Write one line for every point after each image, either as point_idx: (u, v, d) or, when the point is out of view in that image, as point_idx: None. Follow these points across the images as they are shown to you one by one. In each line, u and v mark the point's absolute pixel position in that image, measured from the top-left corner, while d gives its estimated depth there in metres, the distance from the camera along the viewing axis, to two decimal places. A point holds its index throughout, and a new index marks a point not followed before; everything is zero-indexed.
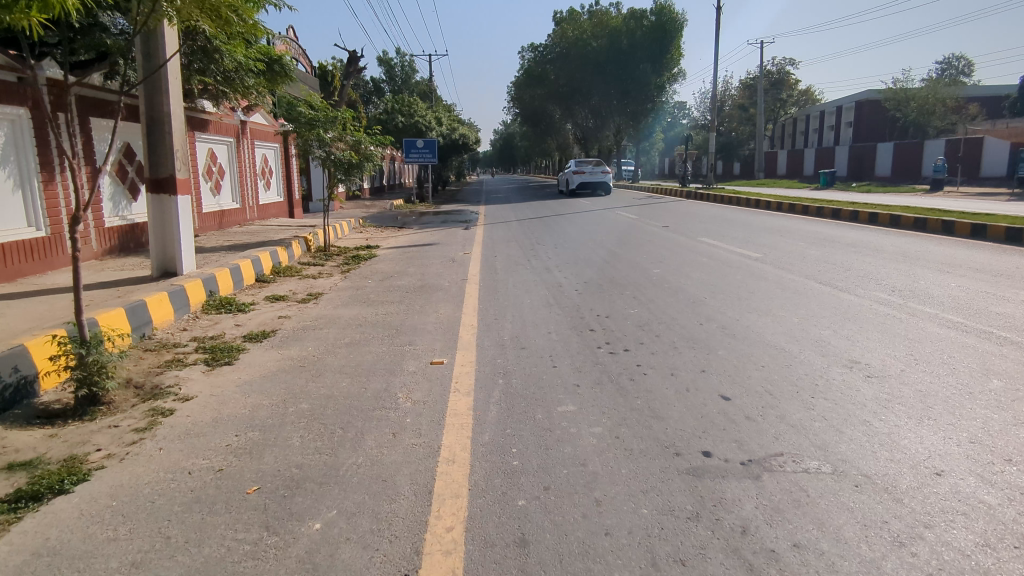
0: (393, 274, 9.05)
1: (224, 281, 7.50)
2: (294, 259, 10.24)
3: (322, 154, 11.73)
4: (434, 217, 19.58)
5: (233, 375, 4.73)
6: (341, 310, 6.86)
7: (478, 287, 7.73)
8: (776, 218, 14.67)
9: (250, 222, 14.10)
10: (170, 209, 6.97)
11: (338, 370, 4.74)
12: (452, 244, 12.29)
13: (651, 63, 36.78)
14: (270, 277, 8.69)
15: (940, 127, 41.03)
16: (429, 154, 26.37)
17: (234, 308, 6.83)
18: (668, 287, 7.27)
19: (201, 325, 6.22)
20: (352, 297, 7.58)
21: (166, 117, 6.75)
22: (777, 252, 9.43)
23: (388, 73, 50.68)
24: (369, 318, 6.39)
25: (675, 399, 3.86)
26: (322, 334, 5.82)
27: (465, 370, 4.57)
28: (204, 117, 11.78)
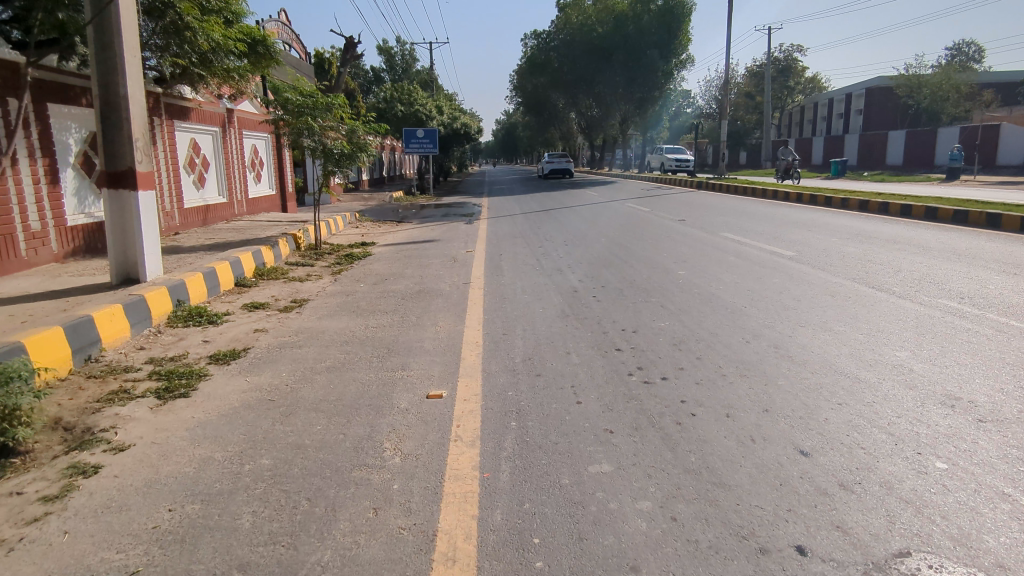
0: (388, 277, 8.18)
1: (197, 288, 6.65)
2: (281, 260, 9.38)
3: (313, 144, 10.77)
4: (435, 210, 18.69)
5: (186, 412, 3.89)
6: (327, 321, 5.99)
7: (483, 293, 6.87)
8: (801, 211, 13.73)
9: (239, 217, 13.23)
10: (130, 207, 6.09)
11: (313, 405, 3.89)
12: (454, 240, 11.41)
13: (658, 49, 35.59)
14: (251, 281, 7.84)
15: (954, 114, 39.85)
16: (429, 145, 25.48)
17: (203, 320, 5.98)
18: (699, 293, 6.40)
19: (163, 342, 5.37)
20: (341, 305, 6.73)
21: (123, 102, 5.87)
22: (812, 251, 8.53)
23: (387, 62, 49.66)
24: (358, 333, 5.52)
25: (740, 456, 3.00)
26: (300, 355, 4.97)
27: (469, 409, 3.71)
28: (184, 104, 10.89)
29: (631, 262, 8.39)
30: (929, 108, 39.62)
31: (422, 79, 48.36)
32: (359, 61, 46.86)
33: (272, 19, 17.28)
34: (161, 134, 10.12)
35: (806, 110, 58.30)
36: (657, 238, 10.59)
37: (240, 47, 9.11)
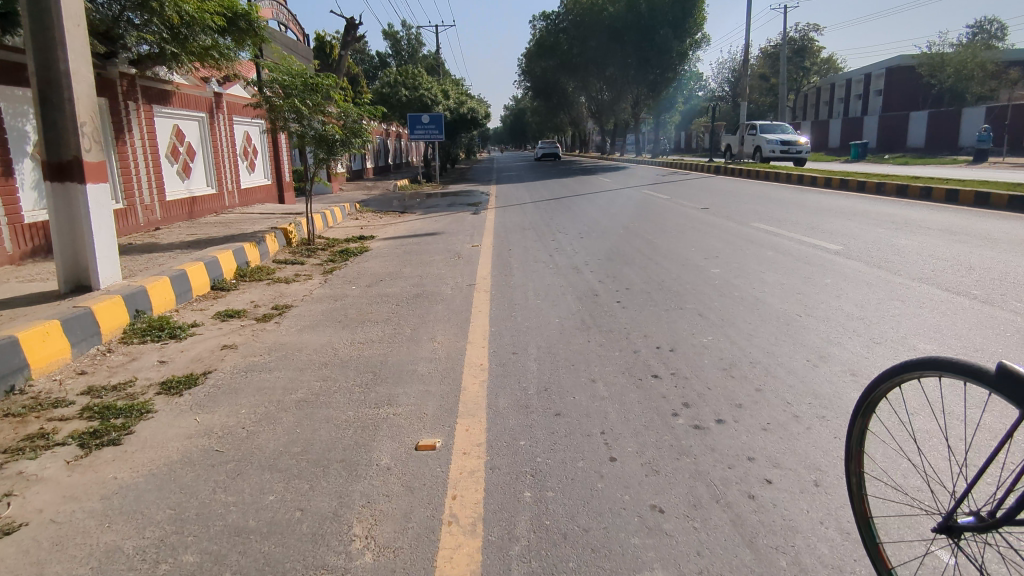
0: (384, 277, 7.32)
1: (163, 294, 5.83)
2: (268, 257, 8.55)
3: (300, 130, 9.83)
4: (441, 200, 17.77)
5: (110, 468, 3.05)
6: (308, 335, 5.15)
7: (490, 298, 6.00)
8: (833, 197, 12.73)
9: (230, 209, 12.40)
10: (77, 204, 5.23)
11: (269, 460, 3.04)
12: (459, 234, 10.51)
13: (671, 28, 34.28)
14: (230, 283, 7.01)
15: (979, 94, 38.23)
16: (435, 131, 24.56)
17: (165, 334, 5.16)
18: (740, 297, 5.51)
19: (111, 363, 4.55)
20: (327, 312, 5.89)
21: (64, 81, 5.01)
22: (861, 243, 7.57)
23: (393, 46, 48.60)
24: (341, 351, 4.68)
25: (850, 558, 2.12)
26: (268, 382, 4.12)
27: (469, 468, 2.83)
28: (165, 87, 10.05)
29: (655, 258, 7.49)
30: (953, 87, 38.01)
31: (428, 64, 47.21)
32: (364, 47, 45.91)
33: None
34: (137, 119, 9.29)
35: (822, 92, 56.66)
36: (681, 229, 9.66)
37: (217, 22, 8.20)
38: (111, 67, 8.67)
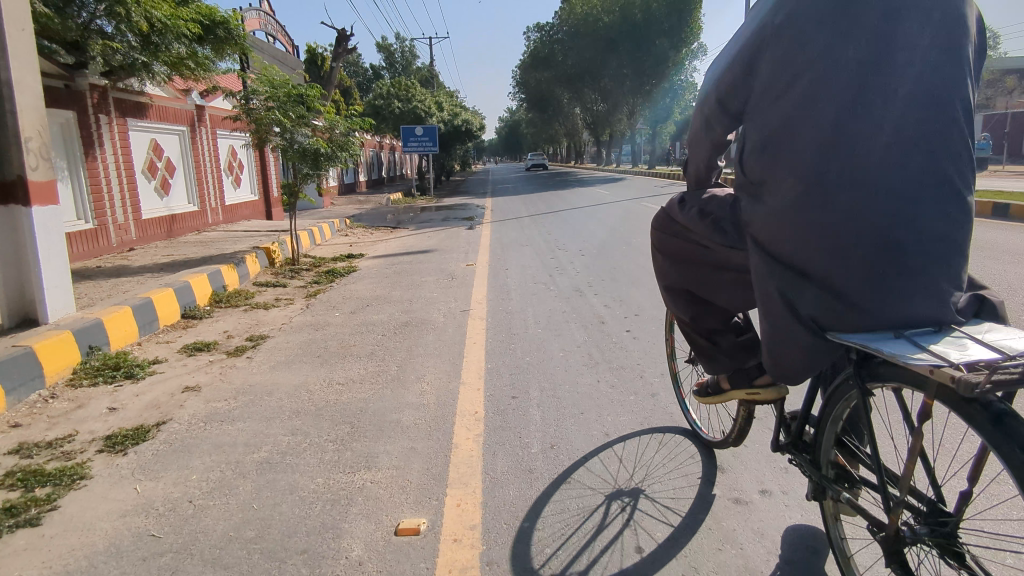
0: (371, 301, 6.77)
1: (123, 326, 5.26)
2: (248, 279, 7.99)
3: (283, 143, 9.34)
4: (435, 214, 17.25)
5: (18, 562, 2.46)
6: (281, 374, 4.58)
7: (485, 327, 5.45)
8: None
9: (213, 226, 11.84)
10: (21, 231, 4.67)
11: (214, 551, 2.46)
12: (453, 251, 9.98)
13: (668, 38, 34.06)
14: (204, 310, 6.44)
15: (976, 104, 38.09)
16: (430, 143, 24.12)
17: (121, 374, 4.59)
18: None
19: (53, 412, 3.98)
20: (306, 344, 5.33)
21: (6, 91, 4.47)
22: None
23: (387, 59, 48.32)
24: (317, 394, 4.11)
25: None
26: (228, 436, 3.54)
27: (461, 564, 2.27)
28: (141, 100, 9.55)
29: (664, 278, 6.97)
30: None
31: (422, 76, 46.85)
32: (357, 59, 45.58)
33: (253, 8, 15.87)
34: (109, 134, 8.75)
35: None
36: None
37: (191, 29, 7.71)
38: (81, 78, 8.15)
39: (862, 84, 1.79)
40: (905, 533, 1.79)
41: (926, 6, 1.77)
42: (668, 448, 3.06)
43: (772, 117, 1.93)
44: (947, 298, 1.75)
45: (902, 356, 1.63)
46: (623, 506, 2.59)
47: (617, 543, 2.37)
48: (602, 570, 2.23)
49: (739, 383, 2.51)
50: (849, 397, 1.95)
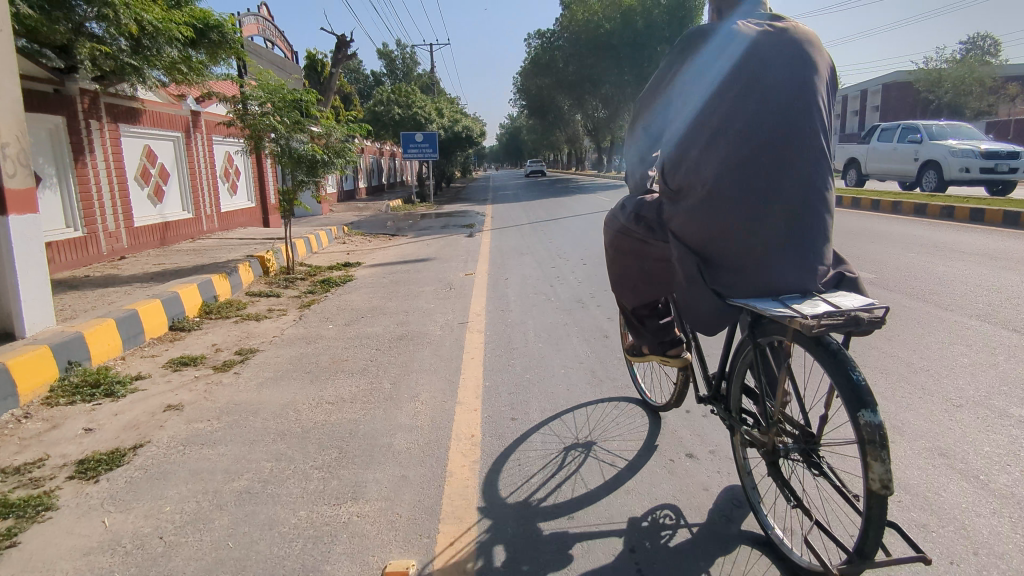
0: (366, 312, 6.57)
1: (107, 339, 5.06)
2: (241, 289, 7.78)
3: (277, 148, 9.18)
4: (435, 221, 17.08)
5: None
6: (269, 391, 4.36)
7: (484, 340, 5.24)
8: (848, 218, 12.11)
9: (208, 233, 11.66)
10: None
11: None
12: (452, 260, 9.78)
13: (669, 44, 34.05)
14: (193, 322, 6.24)
15: (977, 110, 37.96)
16: (430, 149, 23.96)
17: (101, 391, 4.37)
18: None
19: (25, 433, 3.76)
20: (297, 359, 5.11)
21: None
22: (894, 271, 6.88)
23: (388, 66, 48.30)
24: (305, 414, 3.89)
25: None
26: (208, 462, 3.32)
27: None
28: (134, 105, 9.38)
29: None
30: (952, 103, 37.68)
31: (422, 83, 46.79)
32: (357, 65, 45.52)
33: (251, 14, 15.72)
34: (101, 140, 8.58)
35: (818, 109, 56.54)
36: None
37: (183, 32, 7.55)
38: (72, 82, 8.00)
39: (749, 110, 2.30)
40: (783, 450, 2.29)
41: (795, 58, 2.33)
42: (622, 413, 3.63)
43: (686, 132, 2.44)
44: (809, 277, 2.28)
45: (770, 310, 2.11)
46: (578, 453, 3.16)
47: (568, 473, 2.97)
48: (556, 498, 2.78)
49: (657, 350, 3.14)
50: (747, 351, 2.43)
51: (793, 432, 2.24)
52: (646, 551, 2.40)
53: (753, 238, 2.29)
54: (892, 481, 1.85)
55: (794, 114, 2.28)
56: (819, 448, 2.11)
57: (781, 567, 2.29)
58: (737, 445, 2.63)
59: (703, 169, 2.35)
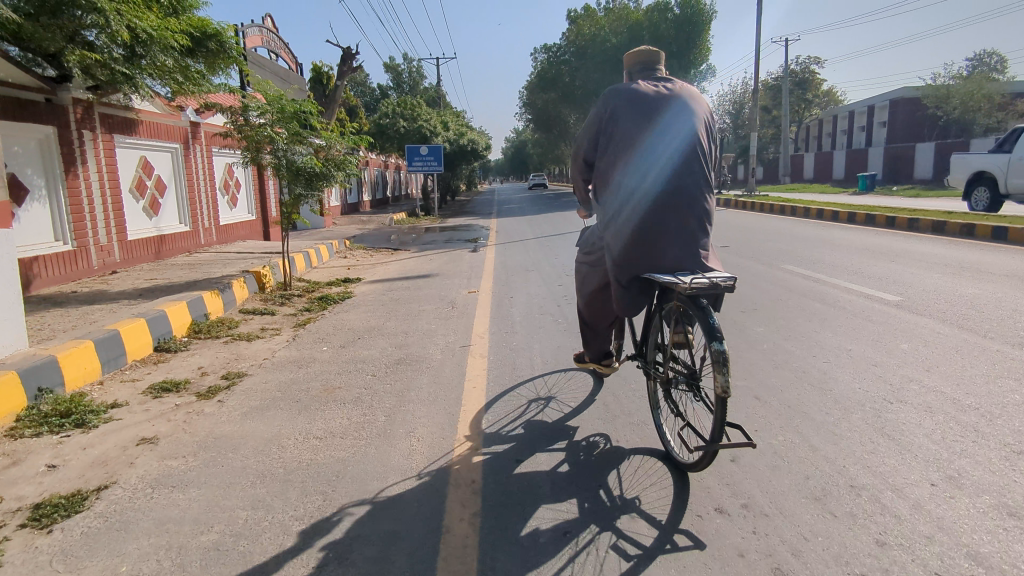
0: (363, 333, 6.22)
1: (84, 362, 4.73)
2: (234, 307, 7.46)
3: (276, 161, 8.86)
4: (439, 235, 16.78)
5: None
6: (253, 424, 4.00)
7: (487, 367, 4.89)
8: (863, 235, 11.77)
9: (206, 246, 11.38)
10: None
11: None
12: (455, 276, 9.46)
13: (676, 59, 34.39)
14: (180, 342, 5.90)
15: (986, 126, 37.65)
16: (435, 162, 23.75)
17: (71, 422, 4.02)
18: (800, 369, 4.41)
19: None
20: (286, 386, 4.76)
21: None
22: (921, 293, 6.51)
23: (395, 80, 48.38)
24: (291, 452, 3.53)
25: None
26: (176, 511, 2.95)
27: None
28: (129, 115, 9.12)
29: None
30: (960, 119, 37.36)
31: (428, 96, 46.77)
32: (363, 79, 45.56)
33: (255, 25, 15.56)
34: (94, 151, 8.31)
35: (824, 125, 56.40)
36: None
37: (179, 40, 7.30)
38: (63, 91, 7.72)
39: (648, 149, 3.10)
40: (676, 380, 3.07)
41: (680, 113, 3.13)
42: (575, 379, 4.49)
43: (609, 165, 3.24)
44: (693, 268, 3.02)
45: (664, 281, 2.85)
46: (539, 404, 4.04)
47: (527, 416, 3.83)
48: (518, 430, 3.64)
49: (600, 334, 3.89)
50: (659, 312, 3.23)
51: (682, 368, 3.02)
52: (578, 460, 3.23)
53: (675, 239, 3.02)
54: (729, 389, 2.62)
55: (690, 144, 3.07)
56: (697, 378, 2.88)
57: (674, 471, 3.06)
58: (651, 384, 3.41)
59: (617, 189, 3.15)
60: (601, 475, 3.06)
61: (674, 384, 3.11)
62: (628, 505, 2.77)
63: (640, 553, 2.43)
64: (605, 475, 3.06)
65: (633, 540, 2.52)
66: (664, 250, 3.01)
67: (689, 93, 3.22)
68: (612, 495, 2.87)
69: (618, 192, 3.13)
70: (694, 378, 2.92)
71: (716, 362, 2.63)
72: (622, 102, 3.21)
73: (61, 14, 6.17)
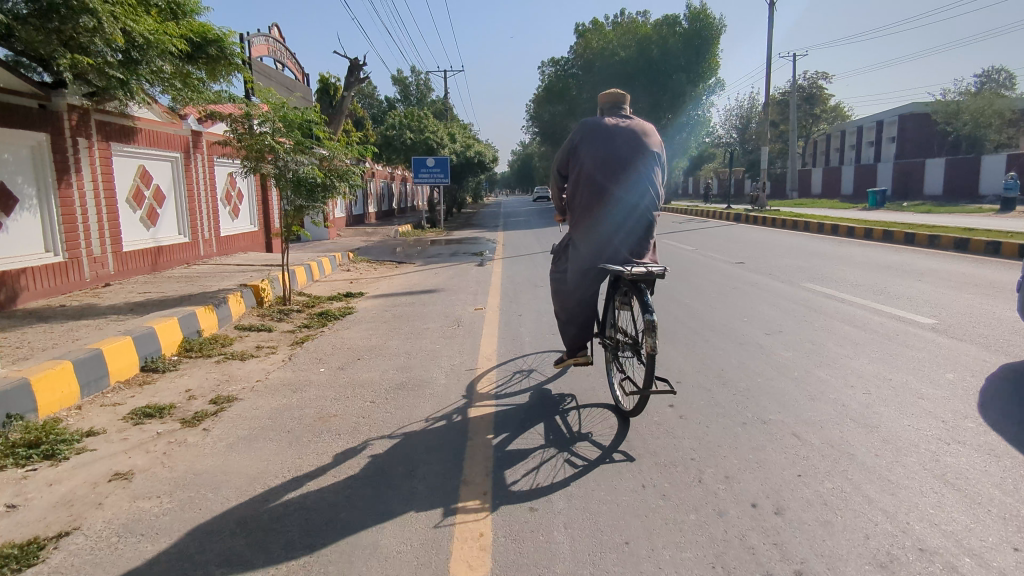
0: (364, 353, 5.87)
1: (62, 384, 4.40)
2: (229, 322, 7.11)
3: (276, 170, 8.58)
4: (444, 248, 16.45)
5: None
6: (238, 458, 3.63)
7: (496, 394, 4.51)
8: (883, 252, 11.38)
9: (206, 258, 11.07)
10: None
11: None
12: (461, 292, 9.11)
13: (685, 72, 34.70)
14: (169, 362, 5.55)
15: (996, 142, 37.26)
16: (441, 175, 23.54)
17: (41, 453, 3.67)
18: (839, 401, 4.02)
19: None
20: (278, 413, 4.39)
21: None
22: (956, 316, 6.12)
23: (402, 92, 48.49)
24: (277, 494, 3.15)
25: None
26: (140, 567, 2.57)
27: None
28: (127, 123, 8.86)
29: (700, 332, 6.01)
30: (970, 136, 37.00)
31: (435, 109, 46.79)
32: (370, 91, 45.65)
33: (261, 34, 15.40)
34: (89, 159, 8.04)
35: (831, 140, 56.10)
36: (722, 291, 8.23)
37: (178, 46, 7.04)
38: (58, 97, 7.46)
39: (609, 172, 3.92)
40: (624, 346, 3.89)
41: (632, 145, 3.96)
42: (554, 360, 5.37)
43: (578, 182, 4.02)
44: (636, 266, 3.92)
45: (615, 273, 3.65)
46: (522, 375, 4.93)
47: (513, 384, 4.70)
48: (505, 394, 4.50)
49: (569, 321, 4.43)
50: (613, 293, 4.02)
51: (629, 337, 3.82)
52: (545, 411, 4.10)
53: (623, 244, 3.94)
54: (656, 348, 3.38)
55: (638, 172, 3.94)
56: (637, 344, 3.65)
57: (620, 419, 3.89)
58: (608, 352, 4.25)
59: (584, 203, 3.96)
60: (559, 417, 3.98)
61: (621, 350, 3.91)
62: (582, 438, 3.64)
63: (584, 465, 3.28)
64: (566, 419, 3.94)
65: (581, 455, 3.40)
66: (625, 257, 3.93)
67: (639, 130, 4.04)
68: (569, 430, 3.77)
69: (587, 205, 3.95)
70: (636, 344, 3.72)
71: (647, 328, 3.41)
72: (597, 132, 3.98)
73: (58, 19, 5.91)
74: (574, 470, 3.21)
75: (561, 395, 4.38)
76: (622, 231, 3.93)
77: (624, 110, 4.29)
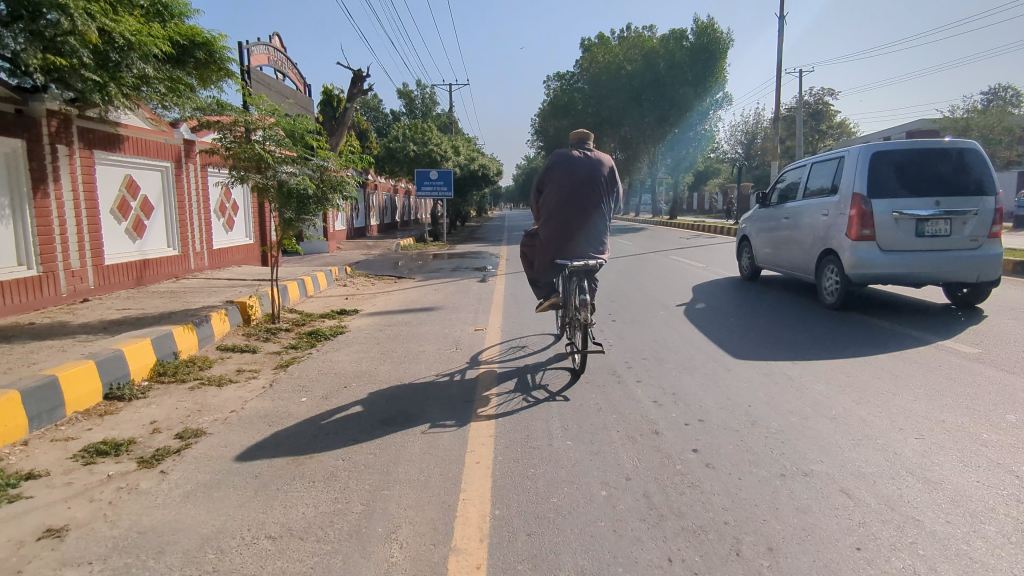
0: (351, 381, 5.35)
1: (6, 417, 3.91)
2: (210, 343, 6.62)
3: (264, 181, 8.09)
4: (446, 263, 15.95)
5: None
6: (193, 511, 3.11)
7: (495, 432, 3.99)
8: None
9: (197, 272, 10.64)
10: None
11: None
12: (461, 310, 8.61)
13: (691, 86, 33.88)
14: (136, 389, 5.05)
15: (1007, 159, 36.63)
16: (444, 188, 23.12)
17: None
18: (889, 448, 3.49)
19: None
20: (247, 453, 3.87)
21: None
22: (1001, 345, 5.59)
23: (408, 106, 48.53)
24: (232, 561, 2.65)
25: None
26: None
27: None
28: (112, 131, 8.44)
29: (721, 360, 5.48)
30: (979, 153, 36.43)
31: (439, 122, 46.58)
32: (375, 104, 45.54)
33: (263, 44, 15.10)
34: (69, 168, 7.62)
35: None
36: (739, 313, 7.71)
37: (162, 47, 6.63)
38: (36, 102, 7.05)
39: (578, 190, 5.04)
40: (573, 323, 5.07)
41: (595, 170, 5.11)
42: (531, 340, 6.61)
43: (553, 196, 5.10)
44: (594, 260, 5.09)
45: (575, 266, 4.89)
46: (506, 349, 6.14)
47: (496, 357, 5.88)
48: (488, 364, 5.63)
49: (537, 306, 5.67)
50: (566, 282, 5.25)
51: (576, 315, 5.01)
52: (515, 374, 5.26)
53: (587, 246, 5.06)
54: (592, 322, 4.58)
55: (599, 190, 5.08)
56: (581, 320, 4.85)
57: (570, 378, 5.07)
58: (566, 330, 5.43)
59: (558, 211, 5.06)
60: (527, 376, 5.19)
61: (572, 325, 5.14)
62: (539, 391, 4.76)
63: (528, 405, 4.44)
64: (529, 380, 5.09)
65: (535, 396, 4.65)
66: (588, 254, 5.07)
67: (600, 159, 5.19)
68: (530, 386, 4.91)
69: (560, 213, 5.05)
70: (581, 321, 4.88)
71: None
72: (569, 159, 5.08)
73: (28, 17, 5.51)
74: (527, 402, 4.47)
75: (534, 364, 5.59)
76: (579, 237, 5.02)
77: (588, 144, 5.43)
